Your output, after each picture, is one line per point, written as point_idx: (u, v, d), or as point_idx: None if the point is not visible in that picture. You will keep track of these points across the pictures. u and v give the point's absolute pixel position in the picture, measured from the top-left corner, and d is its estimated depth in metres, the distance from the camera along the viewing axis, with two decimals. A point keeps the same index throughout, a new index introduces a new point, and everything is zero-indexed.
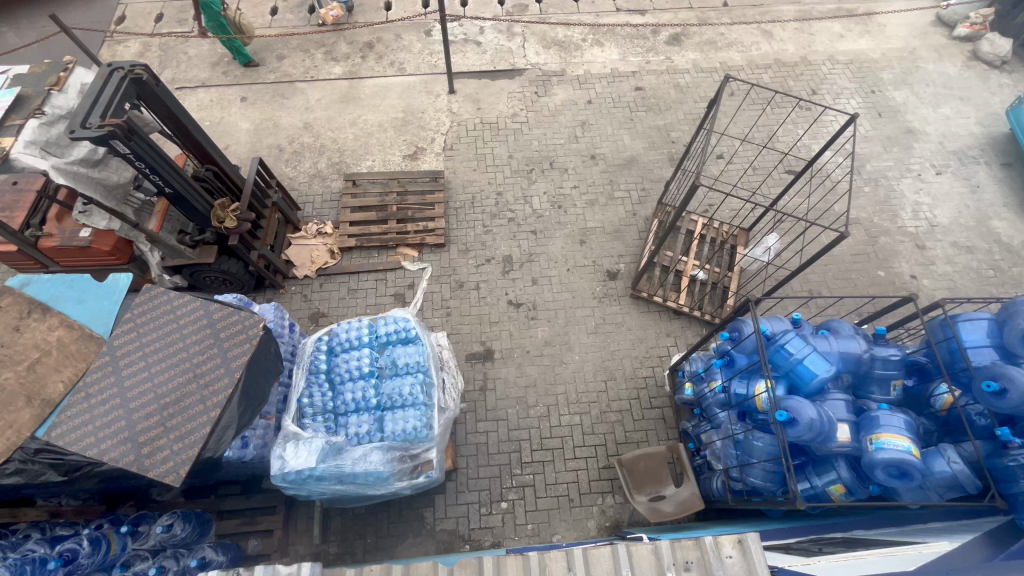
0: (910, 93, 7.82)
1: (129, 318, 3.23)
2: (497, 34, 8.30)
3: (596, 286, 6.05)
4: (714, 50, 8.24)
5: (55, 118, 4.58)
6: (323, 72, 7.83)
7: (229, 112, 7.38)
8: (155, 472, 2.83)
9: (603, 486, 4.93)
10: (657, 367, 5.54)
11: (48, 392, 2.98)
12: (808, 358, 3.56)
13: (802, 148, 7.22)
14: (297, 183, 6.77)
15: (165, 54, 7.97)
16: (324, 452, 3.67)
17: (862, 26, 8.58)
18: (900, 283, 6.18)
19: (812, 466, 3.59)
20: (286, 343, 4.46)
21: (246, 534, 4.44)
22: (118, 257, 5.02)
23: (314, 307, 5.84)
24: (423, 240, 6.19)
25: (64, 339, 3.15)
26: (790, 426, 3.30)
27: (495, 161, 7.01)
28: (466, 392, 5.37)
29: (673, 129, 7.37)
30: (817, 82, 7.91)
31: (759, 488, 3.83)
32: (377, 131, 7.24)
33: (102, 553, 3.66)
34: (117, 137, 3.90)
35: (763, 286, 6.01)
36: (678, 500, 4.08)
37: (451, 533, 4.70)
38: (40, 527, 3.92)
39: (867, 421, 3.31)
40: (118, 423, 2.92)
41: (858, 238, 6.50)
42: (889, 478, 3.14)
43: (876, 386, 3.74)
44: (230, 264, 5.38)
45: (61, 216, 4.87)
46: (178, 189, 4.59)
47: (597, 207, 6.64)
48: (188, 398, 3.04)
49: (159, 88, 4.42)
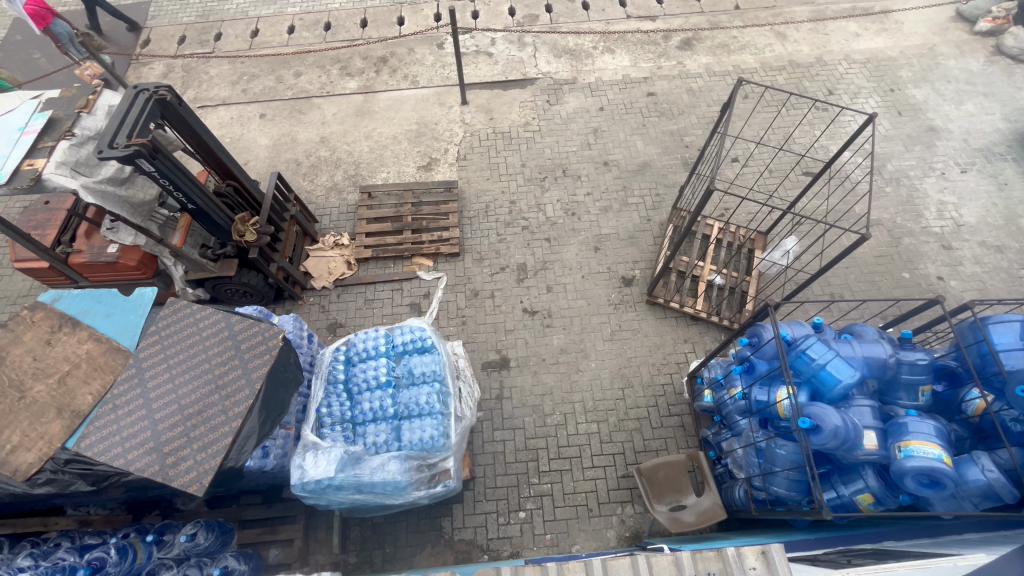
0: (931, 90, 7.65)
1: (154, 331, 3.33)
2: (509, 44, 8.38)
3: (611, 292, 6.02)
4: (727, 53, 8.19)
5: (86, 139, 4.36)
6: (338, 87, 7.99)
7: (248, 129, 7.59)
8: (180, 481, 2.90)
9: (622, 495, 4.86)
10: (675, 373, 5.47)
11: (77, 403, 3.13)
12: (831, 362, 3.47)
13: (820, 149, 7.14)
14: (314, 197, 6.90)
15: (187, 75, 8.22)
16: (342, 462, 3.71)
17: (879, 24, 8.44)
18: (927, 285, 6.00)
19: (837, 475, 3.48)
20: (305, 353, 4.52)
21: (267, 544, 4.45)
22: (144, 272, 5.22)
23: (331, 318, 5.92)
24: (438, 250, 6.25)
25: (92, 352, 3.29)
26: (814, 433, 3.22)
27: (509, 169, 7.05)
28: (483, 400, 5.38)
29: (687, 134, 7.34)
30: (833, 82, 7.80)
31: (783, 498, 3.73)
32: (392, 143, 7.36)
33: (129, 561, 3.72)
34: (142, 156, 4.04)
35: (782, 291, 5.94)
36: (699, 509, 3.99)
37: (469, 543, 4.68)
38: (70, 536, 3.96)
39: (895, 428, 3.20)
40: (144, 434, 3.00)
41: (880, 238, 6.35)
42: (919, 487, 3.07)
43: (904, 392, 3.62)
44: (250, 277, 5.54)
45: (91, 233, 5.10)
46: (200, 205, 4.73)
47: (610, 214, 6.62)
48: (210, 408, 3.10)
49: (181, 107, 4.57)
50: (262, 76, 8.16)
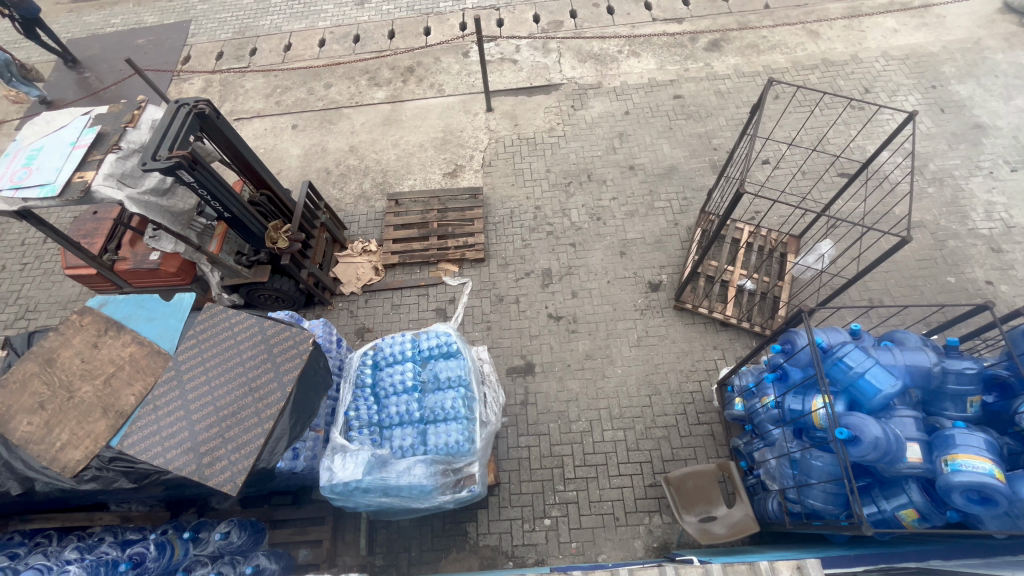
0: (976, 86, 7.31)
1: (192, 335, 3.47)
2: (534, 51, 8.42)
3: (638, 297, 5.94)
4: (757, 53, 8.01)
5: (131, 152, 4.52)
6: (367, 97, 8.19)
7: (281, 139, 7.85)
8: (215, 481, 3.00)
9: (649, 505, 4.77)
10: (704, 381, 5.34)
11: (121, 403, 3.29)
12: (870, 371, 3.33)
13: (856, 150, 6.92)
14: (343, 205, 7.07)
15: (224, 89, 8.57)
16: (369, 465, 3.76)
17: (919, 19, 8.11)
18: (974, 290, 5.71)
19: (878, 488, 3.32)
20: (334, 357, 4.62)
21: (297, 544, 4.53)
22: (183, 278, 5.43)
23: (359, 323, 6.03)
24: (464, 256, 6.30)
25: (135, 355, 3.45)
26: (852, 444, 3.09)
27: (533, 175, 7.06)
28: (508, 406, 5.37)
29: (715, 136, 7.21)
30: (870, 79, 7.54)
31: (819, 511, 3.58)
32: (418, 151, 7.48)
33: (167, 557, 3.84)
34: (182, 167, 4.23)
35: (817, 296, 5.74)
36: (730, 521, 3.87)
37: (494, 549, 4.67)
38: (112, 531, 4.16)
39: (940, 440, 3.06)
40: (182, 434, 3.12)
41: (923, 241, 6.07)
42: (968, 504, 2.91)
43: (950, 403, 3.46)
44: (282, 283, 5.71)
45: (135, 241, 5.34)
46: (236, 213, 4.91)
47: (637, 218, 6.55)
48: (243, 411, 3.20)
49: (219, 120, 4.76)
50: (294, 88, 8.43)
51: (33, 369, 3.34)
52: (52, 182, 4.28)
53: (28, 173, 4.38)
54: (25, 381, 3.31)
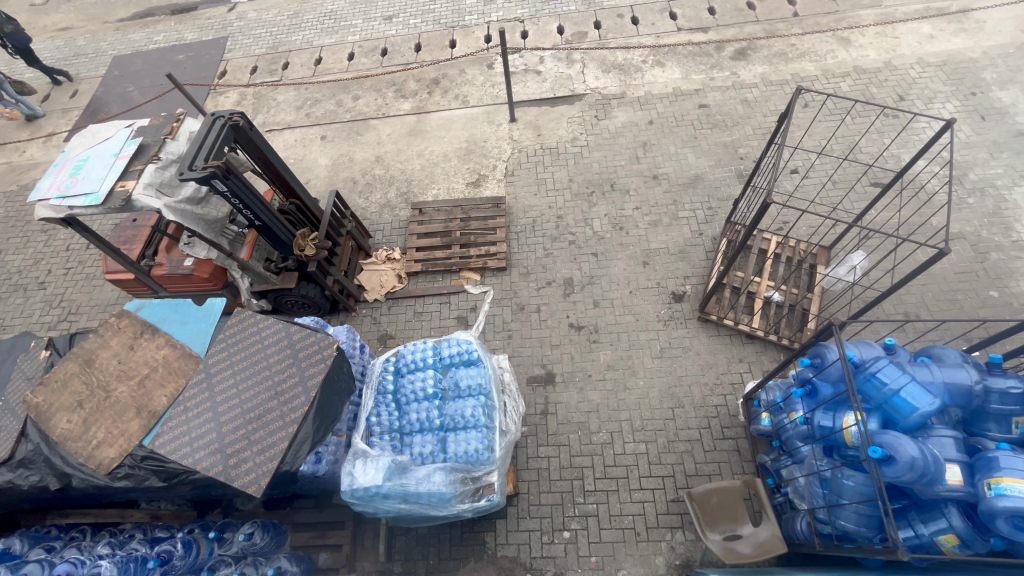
0: (1020, 92, 7.03)
1: (222, 338, 3.58)
2: (557, 62, 8.48)
3: (661, 308, 5.86)
4: (785, 62, 7.88)
5: (170, 163, 4.71)
6: (393, 109, 8.37)
7: (310, 150, 8.08)
8: (240, 482, 3.09)
9: (671, 521, 4.66)
10: (729, 395, 5.21)
11: (154, 404, 3.36)
12: (905, 388, 3.21)
13: (890, 158, 6.72)
14: (368, 214, 7.21)
15: (258, 102, 8.89)
16: (390, 471, 3.77)
17: (957, 24, 7.85)
18: (1019, 306, 5.44)
19: (915, 511, 3.17)
20: (357, 363, 4.68)
21: (317, 547, 4.59)
22: (215, 283, 5.63)
23: (382, 329, 6.12)
24: (485, 264, 6.35)
25: (168, 357, 3.52)
26: (885, 464, 2.97)
27: (555, 185, 7.08)
28: (528, 415, 5.34)
29: (741, 145, 7.11)
30: (904, 87, 7.32)
31: (851, 533, 3.44)
32: (442, 161, 7.59)
33: (193, 556, 3.97)
34: (216, 177, 4.38)
35: (848, 309, 5.56)
36: (756, 541, 3.72)
37: (512, 560, 4.62)
38: (142, 528, 4.33)
39: (983, 463, 2.92)
40: (211, 435, 3.23)
41: (962, 253, 5.82)
42: (1015, 531, 2.75)
43: (992, 424, 3.30)
44: (308, 290, 5.85)
45: (170, 248, 5.55)
46: (266, 221, 5.05)
47: (660, 228, 6.48)
48: (269, 414, 3.28)
49: (251, 132, 4.92)
50: (324, 101, 8.69)
51: (73, 370, 3.50)
52: (96, 191, 4.50)
53: (75, 182, 4.62)
54: (66, 380, 3.46)
